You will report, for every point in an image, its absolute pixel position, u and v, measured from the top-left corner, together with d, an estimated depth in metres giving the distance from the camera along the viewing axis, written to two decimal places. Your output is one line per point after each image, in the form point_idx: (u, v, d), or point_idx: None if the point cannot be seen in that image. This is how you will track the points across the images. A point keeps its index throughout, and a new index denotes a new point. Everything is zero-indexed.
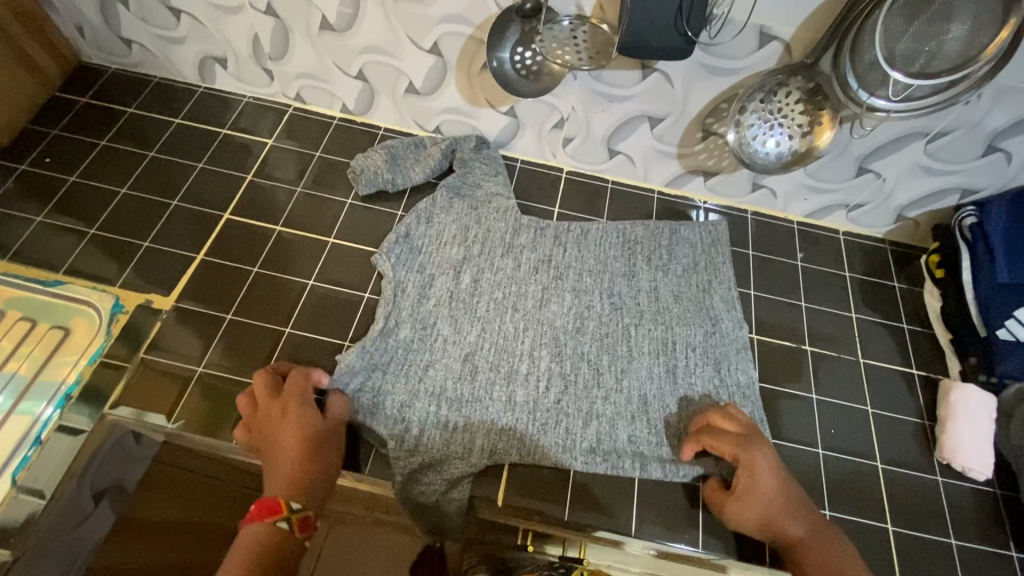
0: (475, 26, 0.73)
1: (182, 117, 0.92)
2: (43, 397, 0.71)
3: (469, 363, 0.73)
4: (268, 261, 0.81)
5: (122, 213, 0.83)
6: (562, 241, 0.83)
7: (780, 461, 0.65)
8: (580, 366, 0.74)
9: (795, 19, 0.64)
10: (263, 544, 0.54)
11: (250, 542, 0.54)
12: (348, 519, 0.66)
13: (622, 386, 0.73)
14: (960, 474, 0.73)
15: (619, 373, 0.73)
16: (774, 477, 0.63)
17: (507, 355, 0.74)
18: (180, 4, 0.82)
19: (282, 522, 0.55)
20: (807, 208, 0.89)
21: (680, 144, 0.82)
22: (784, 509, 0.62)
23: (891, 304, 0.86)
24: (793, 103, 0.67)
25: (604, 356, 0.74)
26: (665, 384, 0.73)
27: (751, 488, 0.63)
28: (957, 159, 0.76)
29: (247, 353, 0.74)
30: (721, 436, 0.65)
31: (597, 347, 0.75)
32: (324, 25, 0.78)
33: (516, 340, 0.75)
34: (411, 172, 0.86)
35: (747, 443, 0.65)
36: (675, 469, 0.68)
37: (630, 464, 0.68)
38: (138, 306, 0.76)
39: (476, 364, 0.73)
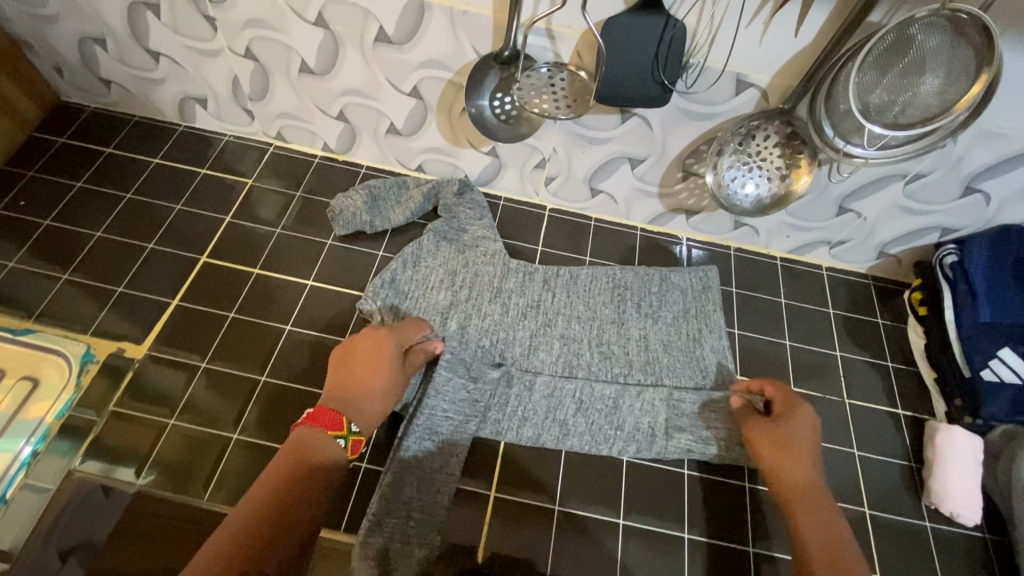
0: (455, 71, 0.73)
1: (162, 156, 0.91)
2: (22, 434, 0.69)
3: (457, 416, 0.71)
4: (246, 305, 0.79)
5: (97, 256, 0.82)
6: (550, 285, 0.82)
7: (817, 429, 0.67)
8: (568, 420, 0.72)
9: (771, 68, 0.64)
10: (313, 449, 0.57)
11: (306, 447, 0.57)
12: (335, 554, 0.64)
13: (611, 441, 0.72)
14: (949, 519, 0.72)
15: (609, 427, 0.72)
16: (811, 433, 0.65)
17: (494, 409, 0.72)
18: (158, 47, 0.81)
19: (340, 438, 0.58)
20: (790, 244, 0.89)
21: (662, 184, 0.82)
22: (801, 458, 0.63)
23: (875, 342, 0.86)
24: (771, 146, 0.68)
25: (595, 408, 0.73)
26: (655, 437, 0.72)
27: (776, 431, 0.65)
28: (936, 200, 0.77)
29: (222, 402, 0.72)
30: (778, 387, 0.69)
31: (587, 397, 0.73)
32: (304, 67, 0.78)
33: (504, 391, 0.73)
34: (392, 215, 0.86)
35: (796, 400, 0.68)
36: (671, 444, 0.72)
37: (625, 447, 0.72)
38: (110, 354, 0.74)
39: (463, 416, 0.71)
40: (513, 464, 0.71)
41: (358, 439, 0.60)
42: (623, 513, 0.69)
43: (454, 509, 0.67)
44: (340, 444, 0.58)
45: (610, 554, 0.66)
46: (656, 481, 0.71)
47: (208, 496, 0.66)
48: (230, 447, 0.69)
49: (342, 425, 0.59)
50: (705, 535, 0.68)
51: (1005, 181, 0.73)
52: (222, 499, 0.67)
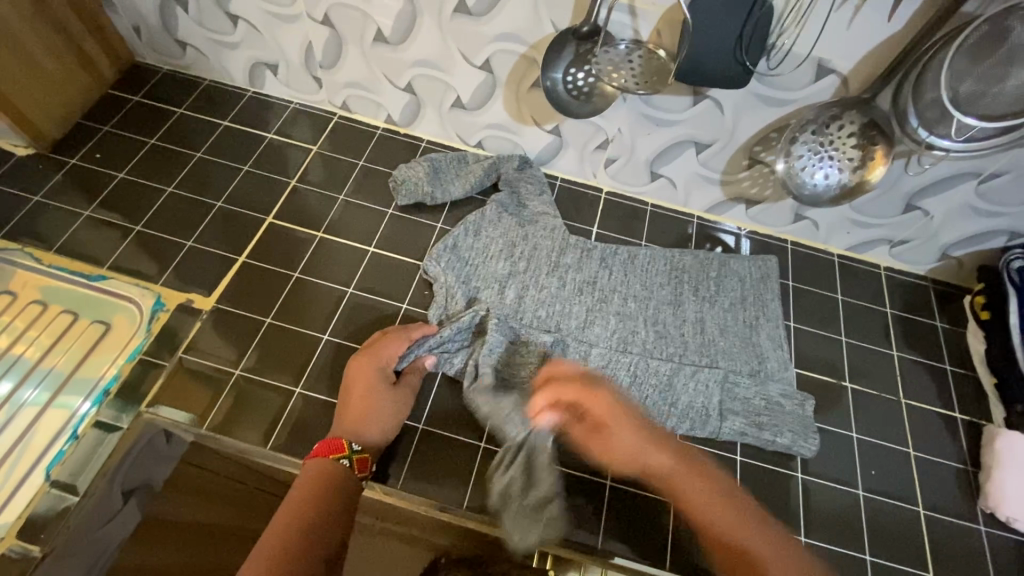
0: (530, 46, 0.73)
1: (230, 119, 0.93)
2: (81, 392, 0.71)
3: (513, 379, 0.72)
4: (307, 267, 0.81)
5: (167, 211, 0.84)
6: (607, 263, 0.83)
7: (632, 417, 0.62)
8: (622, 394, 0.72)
9: (854, 55, 0.64)
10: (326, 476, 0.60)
11: (317, 475, 0.60)
12: (358, 527, 0.64)
13: (664, 418, 0.72)
14: (1004, 524, 0.71)
15: (663, 403, 0.72)
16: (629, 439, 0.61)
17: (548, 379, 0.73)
18: (238, 11, 0.83)
19: (343, 460, 0.61)
20: (849, 241, 0.88)
21: (725, 171, 0.82)
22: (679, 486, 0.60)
23: (933, 344, 0.84)
24: (845, 136, 0.67)
25: (648, 382, 0.73)
26: (710, 416, 0.72)
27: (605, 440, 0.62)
28: (1009, 202, 0.75)
29: (282, 359, 0.74)
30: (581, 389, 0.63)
31: (640, 373, 0.73)
32: (379, 37, 0.79)
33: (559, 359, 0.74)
34: (451, 188, 0.86)
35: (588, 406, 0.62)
36: (724, 427, 0.71)
37: (677, 425, 0.71)
38: (178, 305, 0.77)
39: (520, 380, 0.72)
40: None
41: (364, 458, 0.62)
42: None
43: None
44: (345, 464, 0.61)
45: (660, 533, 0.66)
46: None
47: (269, 447, 0.68)
48: (291, 401, 0.71)
49: (344, 447, 0.62)
50: None
51: None
52: (280, 451, 0.68)
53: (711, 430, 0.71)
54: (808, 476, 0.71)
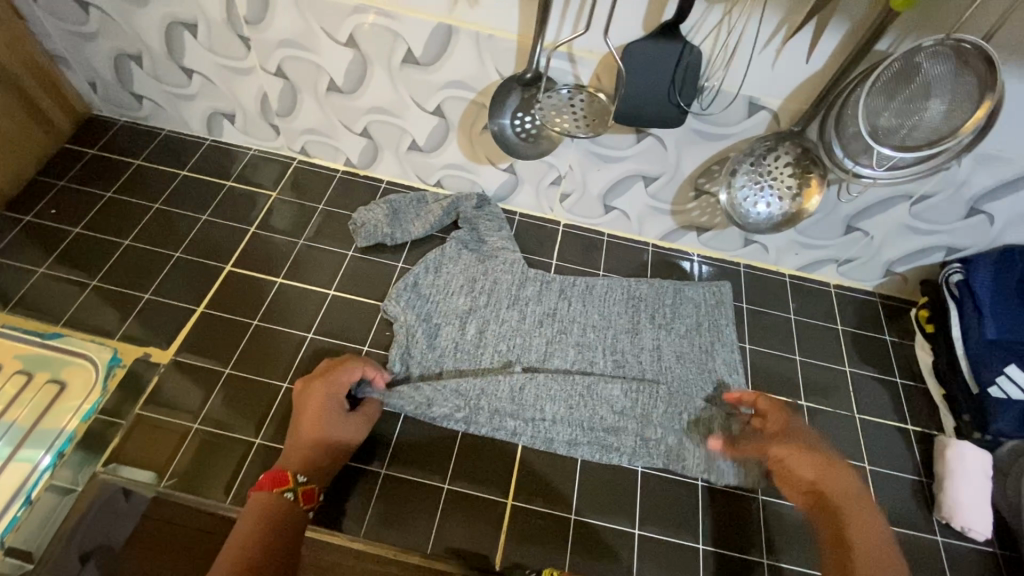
0: (477, 92, 0.76)
1: (189, 168, 0.94)
2: (43, 444, 0.70)
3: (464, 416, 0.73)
4: (268, 314, 0.81)
5: (124, 264, 0.84)
6: (566, 295, 0.85)
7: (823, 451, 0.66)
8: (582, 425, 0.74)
9: (781, 92, 0.68)
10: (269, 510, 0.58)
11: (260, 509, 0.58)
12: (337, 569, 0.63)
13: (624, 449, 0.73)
14: (960, 534, 0.72)
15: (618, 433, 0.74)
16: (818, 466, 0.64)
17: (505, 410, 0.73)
18: (192, 65, 0.85)
19: (287, 493, 0.59)
20: (798, 261, 0.91)
21: (675, 202, 0.85)
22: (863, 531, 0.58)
23: (884, 358, 0.87)
24: (781, 166, 0.70)
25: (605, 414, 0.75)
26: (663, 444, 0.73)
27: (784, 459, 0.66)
28: (941, 220, 0.79)
29: (243, 409, 0.73)
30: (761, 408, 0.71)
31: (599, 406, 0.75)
32: (332, 87, 0.81)
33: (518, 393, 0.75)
34: (411, 227, 0.88)
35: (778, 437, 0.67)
36: (686, 461, 0.72)
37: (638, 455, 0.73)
38: (136, 359, 0.76)
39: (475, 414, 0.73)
40: (532, 469, 0.72)
41: (309, 488, 0.61)
42: (639, 523, 0.69)
43: (468, 516, 0.68)
44: (290, 497, 0.59)
45: (626, 565, 0.67)
46: (670, 491, 0.72)
47: (230, 500, 0.67)
48: (252, 452, 0.70)
49: (288, 480, 0.60)
50: (721, 546, 0.68)
51: (1008, 204, 0.75)
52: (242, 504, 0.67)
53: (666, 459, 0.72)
54: (768, 496, 0.72)
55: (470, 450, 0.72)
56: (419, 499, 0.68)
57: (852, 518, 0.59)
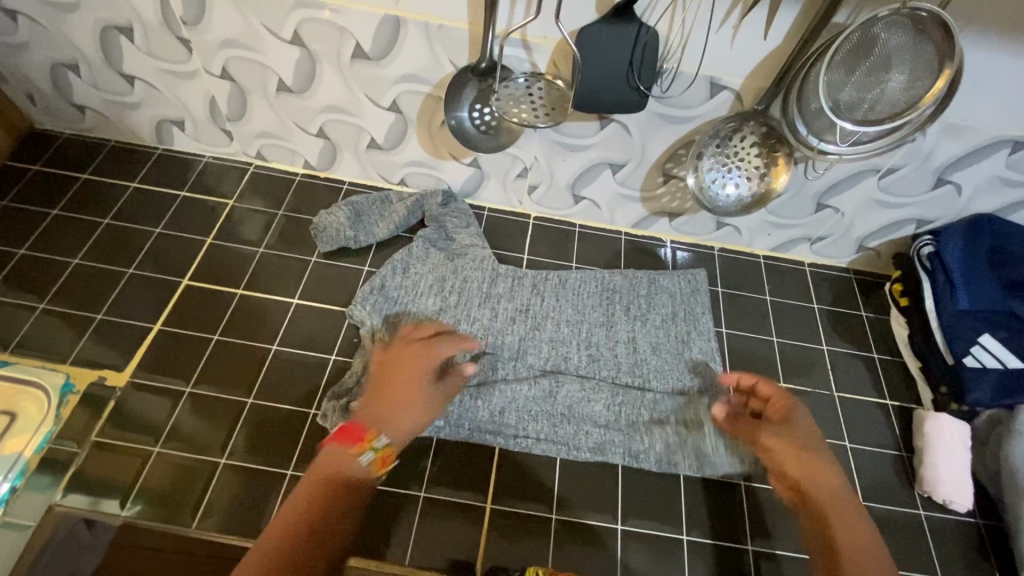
0: (433, 85, 0.73)
1: (139, 180, 0.90)
2: None
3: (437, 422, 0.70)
4: (230, 327, 0.78)
5: (74, 284, 0.80)
6: (539, 290, 0.83)
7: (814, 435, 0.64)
8: (555, 421, 0.72)
9: (741, 71, 0.66)
10: (341, 465, 0.58)
11: (331, 463, 0.58)
12: None
13: (604, 447, 0.71)
14: (943, 506, 0.72)
15: (592, 429, 0.72)
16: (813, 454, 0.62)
17: (476, 410, 0.71)
18: (133, 71, 0.81)
19: (365, 454, 0.59)
20: (772, 242, 0.90)
21: (643, 189, 0.83)
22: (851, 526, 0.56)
23: (861, 334, 0.87)
24: (748, 147, 0.69)
25: (580, 409, 0.73)
26: (637, 436, 0.71)
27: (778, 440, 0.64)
28: (910, 193, 0.78)
29: (207, 429, 0.70)
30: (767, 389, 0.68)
31: (574, 402, 0.73)
32: (282, 87, 0.78)
33: (489, 394, 0.72)
34: (375, 229, 0.85)
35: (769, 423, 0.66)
36: (668, 459, 0.71)
37: (620, 453, 0.71)
38: (90, 384, 0.72)
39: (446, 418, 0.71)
40: (510, 471, 0.70)
41: (387, 454, 0.60)
42: (622, 518, 0.68)
43: (446, 523, 0.66)
44: (366, 458, 0.59)
45: (611, 562, 0.65)
46: (652, 484, 0.70)
47: (196, 525, 0.64)
48: (217, 474, 0.67)
49: (368, 440, 0.60)
50: (705, 536, 0.67)
51: (974, 172, 0.74)
52: (210, 528, 0.64)
53: (642, 452, 0.71)
54: (751, 481, 0.71)
55: (446, 456, 0.70)
56: (397, 511, 0.66)
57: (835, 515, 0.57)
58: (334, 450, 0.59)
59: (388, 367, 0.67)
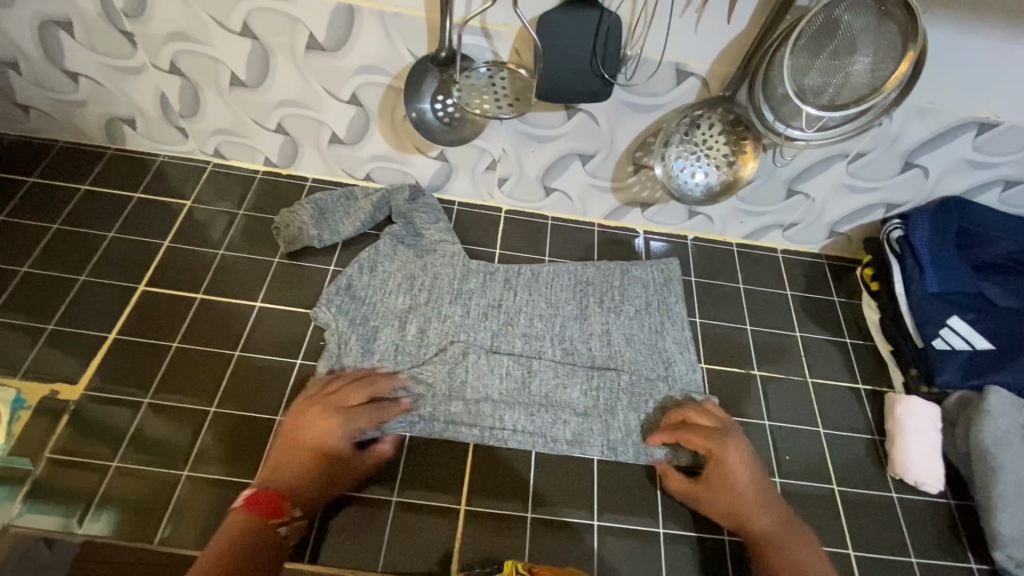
0: (393, 76, 0.71)
1: (91, 182, 0.86)
2: None
3: (411, 422, 0.69)
4: (191, 333, 0.75)
5: (22, 293, 0.76)
6: (511, 284, 0.81)
7: (755, 459, 0.66)
8: (532, 412, 0.71)
9: (706, 57, 0.65)
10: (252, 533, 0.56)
11: (244, 531, 0.56)
12: None
13: (580, 442, 0.70)
14: (914, 488, 0.73)
15: (570, 417, 0.71)
16: (750, 483, 0.64)
17: (450, 407, 0.70)
18: (77, 67, 0.77)
19: (280, 527, 0.58)
20: (745, 230, 0.90)
21: (614, 179, 0.82)
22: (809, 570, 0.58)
23: (834, 320, 0.87)
24: (716, 134, 0.68)
25: (555, 400, 0.72)
26: (615, 422, 0.71)
27: (719, 486, 0.64)
28: (879, 176, 0.78)
29: (168, 441, 0.67)
30: (695, 431, 0.67)
31: (549, 391, 0.73)
32: (235, 80, 0.74)
33: (462, 392, 0.71)
34: (341, 227, 0.82)
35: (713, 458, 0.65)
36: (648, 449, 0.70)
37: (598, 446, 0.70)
38: (43, 398, 0.69)
39: (421, 417, 0.69)
40: (484, 469, 0.68)
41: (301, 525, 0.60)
42: (597, 513, 0.67)
43: (420, 527, 0.64)
44: (281, 531, 0.58)
45: (588, 560, 0.64)
46: (629, 478, 0.69)
47: (158, 540, 0.62)
48: (180, 486, 0.65)
49: (281, 512, 0.58)
50: (681, 528, 0.67)
51: (941, 155, 0.74)
52: (173, 541, 0.62)
53: (620, 442, 0.70)
54: None
55: (418, 455, 0.68)
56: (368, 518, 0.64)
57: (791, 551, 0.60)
58: (244, 517, 0.57)
59: (294, 425, 0.64)
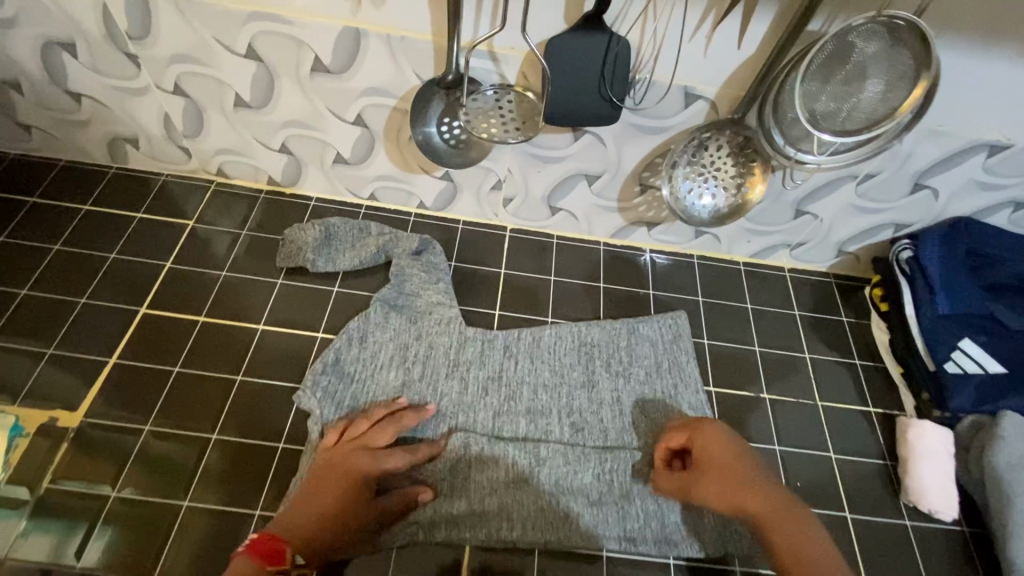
0: (399, 98, 0.70)
1: (93, 202, 0.85)
2: None
3: (412, 527, 0.64)
4: (192, 357, 0.74)
5: (22, 316, 0.75)
6: (511, 353, 0.77)
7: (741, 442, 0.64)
8: (542, 506, 0.66)
9: (715, 80, 0.64)
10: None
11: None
12: None
13: (596, 536, 0.65)
14: (927, 515, 0.72)
15: (582, 508, 0.66)
16: (732, 458, 0.62)
17: (452, 505, 0.65)
18: (80, 88, 0.76)
19: (279, 575, 0.54)
20: (751, 249, 0.89)
21: (620, 199, 0.81)
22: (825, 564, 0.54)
23: (843, 340, 0.86)
24: (723, 157, 0.68)
25: (565, 489, 0.67)
26: (630, 512, 0.67)
27: (705, 470, 0.62)
28: (888, 197, 0.78)
29: (167, 470, 0.66)
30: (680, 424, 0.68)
31: (557, 480, 0.68)
32: (239, 102, 0.74)
33: (464, 489, 0.66)
34: (340, 259, 0.81)
35: (702, 440, 0.64)
36: (670, 543, 0.65)
37: (615, 540, 0.65)
38: (41, 425, 0.68)
39: (423, 521, 0.64)
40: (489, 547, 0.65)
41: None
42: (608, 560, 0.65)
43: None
44: None
45: None
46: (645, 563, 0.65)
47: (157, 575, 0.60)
48: (179, 518, 0.63)
49: (287, 557, 0.55)
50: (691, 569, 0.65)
51: (951, 177, 0.74)
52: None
53: (637, 536, 0.66)
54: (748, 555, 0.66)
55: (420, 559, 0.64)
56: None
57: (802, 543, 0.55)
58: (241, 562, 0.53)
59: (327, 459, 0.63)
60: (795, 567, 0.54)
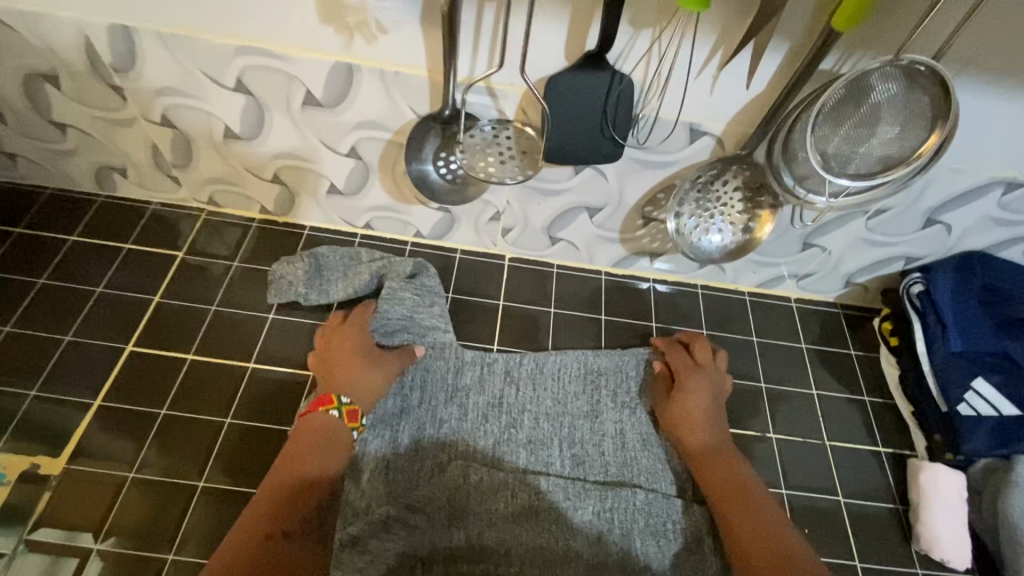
0: (394, 131, 0.68)
1: (80, 232, 0.83)
2: None
3: (407, 563, 0.61)
4: (180, 397, 0.71)
5: (5, 355, 0.72)
6: (512, 378, 0.75)
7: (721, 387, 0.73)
8: (539, 544, 0.63)
9: (722, 116, 0.62)
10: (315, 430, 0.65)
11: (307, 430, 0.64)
12: None
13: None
14: (939, 563, 0.70)
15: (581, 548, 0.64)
16: (704, 397, 0.71)
17: (450, 538, 0.63)
18: (65, 119, 0.74)
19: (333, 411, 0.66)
20: (757, 279, 0.86)
21: (623, 231, 0.79)
22: (751, 491, 0.64)
23: (852, 375, 0.83)
24: (731, 192, 0.65)
25: (566, 525, 0.65)
26: (633, 553, 0.64)
27: (678, 403, 0.70)
28: (899, 231, 0.75)
29: (153, 520, 0.64)
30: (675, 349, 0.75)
31: (557, 515, 0.65)
32: (229, 134, 0.72)
33: (462, 522, 0.64)
34: (333, 289, 0.78)
35: (691, 372, 0.72)
36: None
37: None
38: (22, 473, 0.65)
39: (416, 556, 0.62)
40: None
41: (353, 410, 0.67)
42: None
43: None
44: (336, 415, 0.66)
45: None
46: None
47: None
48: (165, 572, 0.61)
49: (333, 399, 0.67)
50: None
51: (965, 213, 0.71)
52: None
53: None
54: None
55: None
56: None
57: (738, 473, 0.66)
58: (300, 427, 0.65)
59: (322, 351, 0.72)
60: (726, 488, 0.64)
